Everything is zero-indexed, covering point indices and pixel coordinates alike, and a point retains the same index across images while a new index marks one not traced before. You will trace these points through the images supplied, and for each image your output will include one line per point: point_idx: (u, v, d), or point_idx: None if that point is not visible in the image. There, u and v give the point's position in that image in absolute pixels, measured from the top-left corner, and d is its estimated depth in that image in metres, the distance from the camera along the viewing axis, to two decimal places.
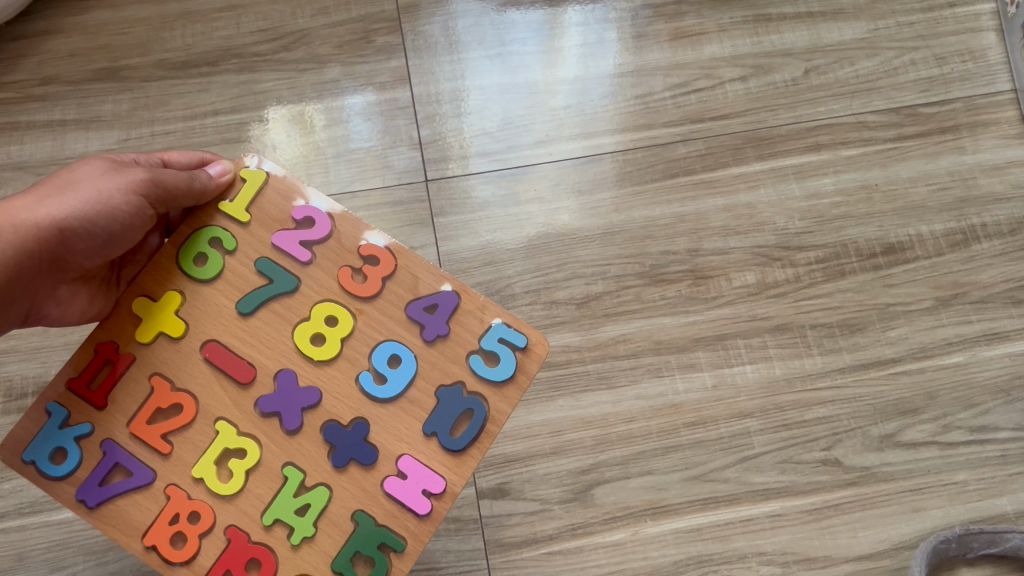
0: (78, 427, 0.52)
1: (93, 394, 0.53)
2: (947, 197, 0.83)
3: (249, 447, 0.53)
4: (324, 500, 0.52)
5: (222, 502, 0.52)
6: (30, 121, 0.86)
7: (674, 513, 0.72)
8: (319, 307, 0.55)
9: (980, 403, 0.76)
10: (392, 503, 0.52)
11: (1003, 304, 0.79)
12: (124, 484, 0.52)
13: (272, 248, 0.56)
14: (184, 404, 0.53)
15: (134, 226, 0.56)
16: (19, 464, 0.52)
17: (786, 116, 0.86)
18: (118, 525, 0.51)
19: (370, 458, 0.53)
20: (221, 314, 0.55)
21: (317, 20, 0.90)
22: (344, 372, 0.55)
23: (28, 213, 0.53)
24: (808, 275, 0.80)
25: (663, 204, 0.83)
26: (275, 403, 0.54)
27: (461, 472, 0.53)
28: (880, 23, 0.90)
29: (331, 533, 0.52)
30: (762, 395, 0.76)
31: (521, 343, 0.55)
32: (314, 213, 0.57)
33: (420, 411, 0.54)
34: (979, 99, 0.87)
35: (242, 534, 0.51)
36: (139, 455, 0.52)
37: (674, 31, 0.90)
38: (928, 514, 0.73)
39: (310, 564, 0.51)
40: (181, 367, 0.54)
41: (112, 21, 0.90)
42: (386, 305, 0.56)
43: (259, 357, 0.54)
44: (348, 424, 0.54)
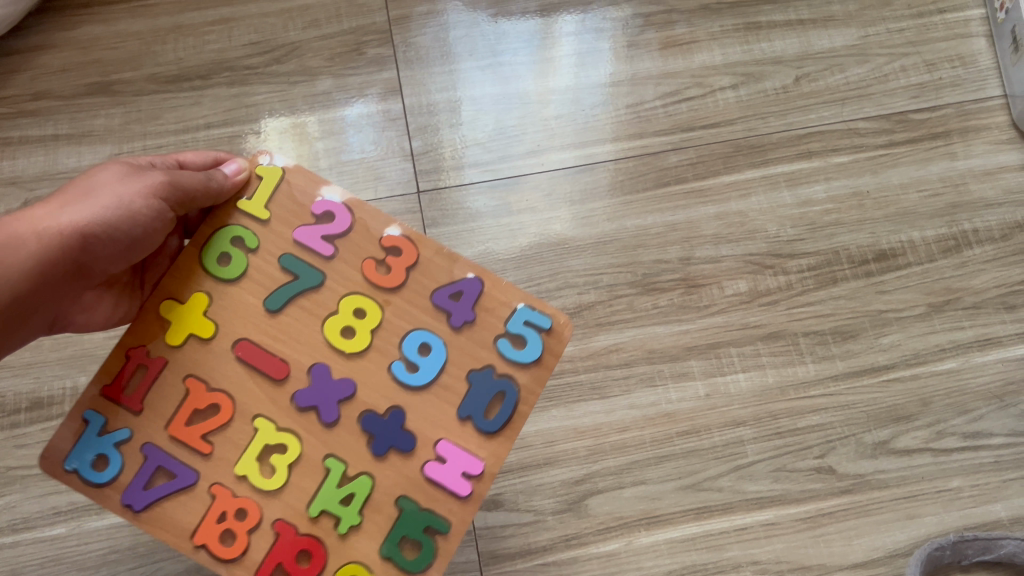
0: (117, 433, 0.53)
1: (129, 399, 0.53)
2: (939, 203, 0.83)
3: (289, 442, 0.53)
4: (368, 488, 0.53)
5: (267, 497, 0.53)
6: (23, 136, 0.86)
7: (668, 523, 0.72)
8: (347, 300, 0.56)
9: (974, 409, 0.76)
10: (434, 487, 0.53)
11: (996, 310, 0.79)
12: (168, 487, 0.52)
13: (295, 243, 0.56)
14: (220, 404, 0.54)
15: (155, 230, 0.56)
16: (62, 473, 0.52)
17: (777, 124, 0.86)
18: (167, 527, 0.52)
19: (409, 445, 0.54)
20: (250, 313, 0.55)
21: (308, 32, 0.90)
22: (377, 362, 0.55)
23: (51, 222, 0.52)
24: (800, 283, 0.80)
25: (654, 213, 0.83)
26: (311, 397, 0.54)
27: (499, 453, 0.54)
28: (870, 30, 0.90)
29: (377, 520, 0.53)
30: (754, 403, 0.76)
31: (547, 324, 0.56)
32: (332, 206, 0.57)
33: (453, 398, 0.55)
34: (970, 105, 0.87)
35: (290, 527, 0.52)
36: (180, 457, 0.53)
37: (665, 40, 0.90)
38: (922, 522, 0.73)
39: (359, 552, 0.52)
40: (214, 367, 0.54)
41: (104, 35, 0.90)
42: (413, 294, 0.56)
43: (293, 353, 0.55)
44: (384, 413, 0.54)
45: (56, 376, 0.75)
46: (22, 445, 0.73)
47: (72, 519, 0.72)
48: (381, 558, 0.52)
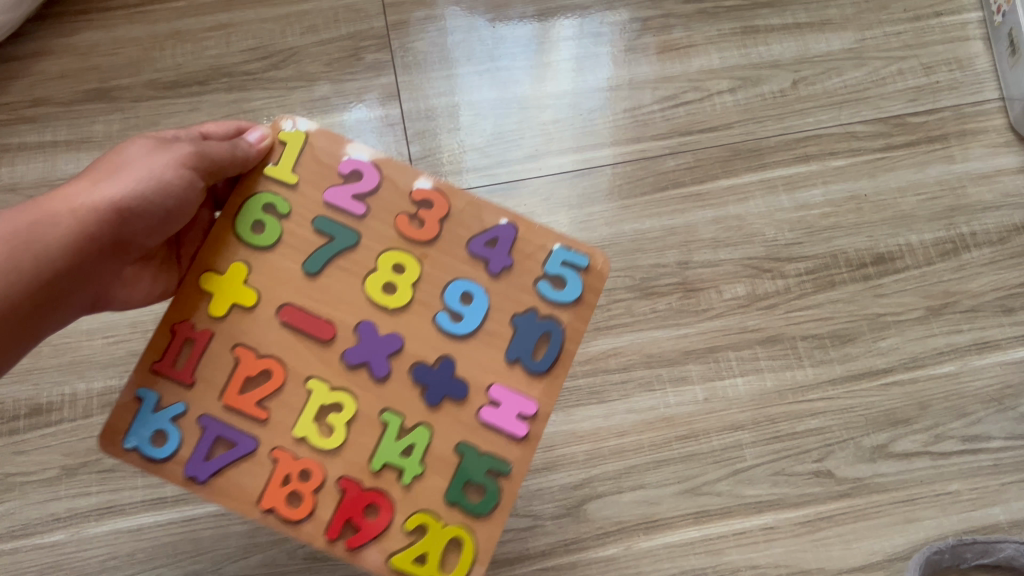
0: (172, 408, 0.54)
1: (180, 373, 0.54)
2: (937, 206, 0.83)
3: (344, 401, 0.55)
4: (426, 438, 0.54)
5: (328, 456, 0.54)
6: (22, 143, 0.86)
7: (667, 527, 0.72)
8: (386, 257, 0.56)
9: (972, 412, 0.76)
10: (492, 431, 0.55)
11: (994, 313, 0.79)
12: (230, 456, 0.53)
13: (327, 205, 0.57)
14: (272, 369, 0.55)
15: (189, 200, 0.56)
16: (124, 451, 0.53)
17: (774, 128, 0.86)
18: (233, 494, 0.53)
19: (462, 392, 0.55)
20: (291, 278, 0.56)
21: (306, 38, 0.90)
22: (421, 316, 0.56)
23: (86, 200, 0.52)
24: (798, 286, 0.80)
25: (652, 217, 0.83)
26: (360, 354, 0.55)
27: (549, 392, 0.56)
28: (867, 33, 0.90)
29: (439, 468, 0.54)
30: (753, 407, 0.76)
31: (584, 263, 0.57)
32: (359, 164, 0.58)
33: (499, 344, 0.56)
34: (967, 108, 0.87)
35: (354, 482, 0.54)
36: (238, 425, 0.54)
37: (662, 44, 0.90)
38: (921, 525, 0.73)
39: (425, 500, 0.54)
40: (263, 335, 0.55)
41: (102, 42, 0.90)
42: (448, 247, 0.57)
43: (338, 314, 0.56)
44: (433, 364, 0.55)
45: (54, 382, 0.75)
46: (20, 451, 0.73)
47: (71, 525, 0.72)
48: (447, 503, 0.54)
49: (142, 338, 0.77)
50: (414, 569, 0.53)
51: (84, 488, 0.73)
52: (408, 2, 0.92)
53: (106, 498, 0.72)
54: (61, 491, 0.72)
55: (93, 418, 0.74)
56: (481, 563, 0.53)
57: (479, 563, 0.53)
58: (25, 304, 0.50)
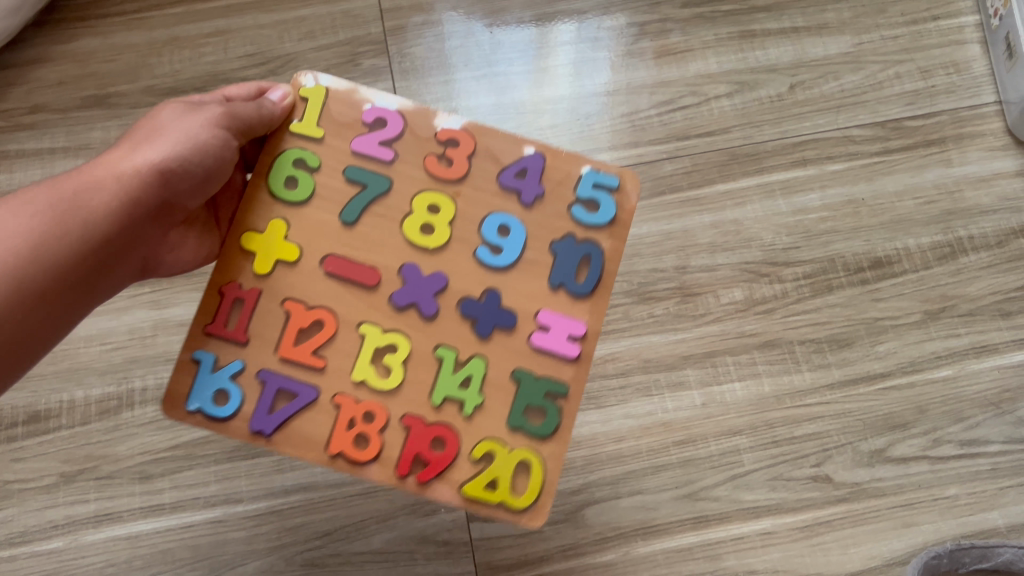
0: (229, 367, 0.54)
1: (233, 332, 0.54)
2: (934, 210, 0.83)
3: (398, 341, 0.55)
4: (482, 369, 0.55)
5: (388, 396, 0.54)
6: (20, 149, 0.87)
7: (665, 532, 0.72)
8: (420, 198, 0.57)
9: (970, 416, 0.76)
10: (545, 355, 0.55)
11: (992, 317, 0.79)
12: (293, 406, 0.53)
13: (356, 154, 0.57)
14: (323, 318, 0.55)
15: (225, 160, 0.56)
16: (186, 415, 0.53)
17: (772, 132, 0.86)
18: (301, 444, 0.53)
19: (511, 321, 0.55)
20: (330, 229, 0.56)
21: (304, 44, 0.91)
22: (463, 252, 0.56)
23: (126, 163, 0.52)
24: (795, 291, 0.80)
25: (650, 221, 0.82)
26: (407, 295, 0.55)
27: (597, 312, 0.56)
28: (864, 37, 0.90)
29: (498, 396, 0.55)
30: (750, 412, 0.76)
31: (614, 183, 0.58)
32: (383, 112, 0.58)
33: (542, 273, 0.56)
34: (964, 111, 0.87)
35: (418, 419, 0.54)
36: (296, 377, 0.54)
37: (659, 49, 0.90)
38: (919, 530, 0.73)
39: (488, 428, 0.54)
40: (309, 286, 0.55)
41: (100, 48, 0.90)
42: (479, 183, 0.58)
43: (381, 259, 0.56)
44: (479, 298, 0.56)
45: (52, 388, 0.75)
46: (19, 459, 0.74)
47: (70, 532, 0.72)
48: (510, 429, 0.54)
49: (140, 344, 0.77)
50: (490, 496, 0.53)
51: (83, 495, 0.73)
52: (405, 8, 0.92)
53: (105, 504, 0.73)
54: (60, 498, 0.73)
55: (91, 425, 0.74)
56: (552, 482, 0.54)
57: (551, 482, 0.54)
58: (76, 270, 0.50)
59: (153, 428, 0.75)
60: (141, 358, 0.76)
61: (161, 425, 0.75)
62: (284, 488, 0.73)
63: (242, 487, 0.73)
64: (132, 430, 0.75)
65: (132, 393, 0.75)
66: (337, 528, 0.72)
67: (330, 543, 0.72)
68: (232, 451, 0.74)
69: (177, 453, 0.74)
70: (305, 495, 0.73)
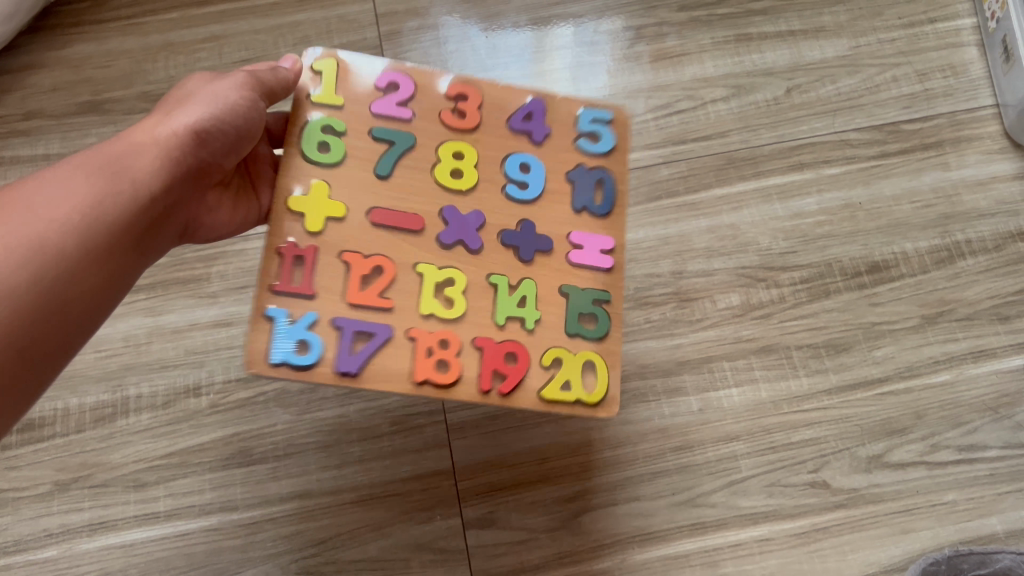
0: (305, 318, 0.55)
1: (302, 288, 0.55)
2: (932, 214, 0.83)
3: (453, 273, 0.57)
4: (533, 287, 0.58)
5: (456, 323, 0.57)
6: (14, 156, 0.86)
7: (662, 539, 0.72)
8: (445, 146, 0.60)
9: (969, 421, 0.75)
10: (584, 270, 0.59)
11: (989, 321, 0.79)
12: (371, 345, 0.55)
13: (378, 116, 0.60)
14: (382, 263, 0.57)
15: (255, 120, 0.60)
16: (273, 369, 0.54)
17: (769, 136, 0.86)
18: (386, 379, 0.55)
19: (550, 244, 0.59)
20: (369, 186, 0.58)
21: (299, 49, 0.91)
22: (493, 190, 0.60)
23: (164, 125, 0.55)
24: (793, 295, 0.80)
25: (646, 226, 0.82)
26: (454, 232, 0.58)
27: (620, 226, 0.61)
28: (861, 40, 0.90)
29: (551, 310, 0.58)
30: (747, 417, 0.75)
31: (608, 115, 0.63)
32: (393, 76, 0.61)
33: (565, 201, 0.61)
34: (961, 114, 0.87)
35: (488, 340, 0.56)
36: (368, 319, 0.56)
37: (656, 52, 0.90)
38: (917, 536, 0.72)
39: (550, 339, 0.57)
40: (362, 237, 0.57)
41: (95, 54, 0.90)
42: (493, 128, 0.62)
43: (423, 204, 0.59)
44: (516, 228, 0.59)
45: (46, 396, 0.75)
46: (13, 467, 0.73)
47: (64, 541, 0.71)
48: (568, 335, 0.58)
49: (135, 352, 0.77)
50: (567, 396, 0.56)
51: (77, 503, 0.72)
52: (401, 12, 0.92)
53: (99, 513, 0.72)
54: (54, 507, 0.72)
55: (85, 433, 0.74)
56: (618, 373, 0.58)
57: (615, 374, 0.58)
58: (133, 227, 0.53)
59: (148, 435, 0.74)
60: (136, 365, 0.76)
61: (156, 432, 0.75)
62: (279, 496, 0.73)
63: (238, 494, 0.73)
64: (126, 438, 0.74)
65: (127, 400, 0.75)
66: (333, 536, 0.72)
67: (325, 551, 0.71)
68: (228, 458, 0.74)
69: (173, 461, 0.74)
70: (301, 503, 0.73)
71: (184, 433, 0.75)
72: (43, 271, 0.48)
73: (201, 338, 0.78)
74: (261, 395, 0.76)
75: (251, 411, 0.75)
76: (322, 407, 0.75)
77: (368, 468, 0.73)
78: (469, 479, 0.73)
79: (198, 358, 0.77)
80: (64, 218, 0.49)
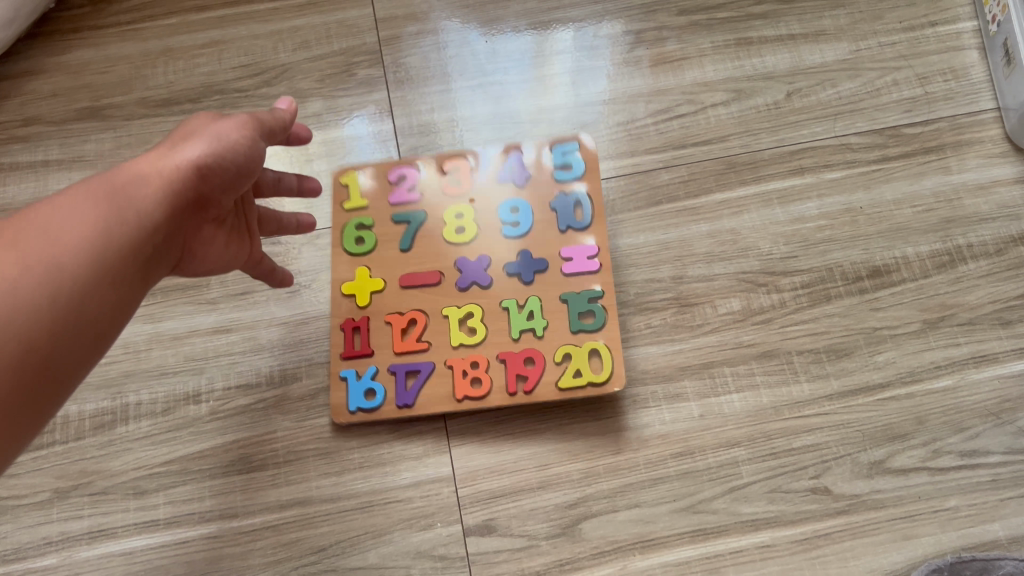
0: (368, 372, 0.75)
1: (361, 350, 0.76)
2: (933, 219, 0.82)
3: (472, 308, 0.77)
4: (538, 302, 0.76)
5: (482, 345, 0.75)
6: (14, 162, 0.87)
7: (663, 546, 0.71)
8: (449, 213, 0.81)
9: (971, 427, 0.74)
10: (576, 276, 0.77)
11: (993, 326, 0.78)
12: (420, 380, 0.75)
13: (396, 206, 0.82)
14: (419, 313, 0.77)
15: (256, 159, 0.63)
16: (350, 416, 0.74)
17: (769, 140, 0.86)
18: (433, 403, 0.74)
19: (544, 265, 0.77)
20: (398, 259, 0.80)
21: (299, 54, 0.92)
22: (492, 236, 0.80)
23: (168, 159, 0.58)
24: (794, 300, 0.79)
25: (646, 231, 0.83)
26: (466, 278, 0.78)
27: (600, 233, 0.78)
28: (861, 43, 0.90)
29: (557, 315, 0.76)
30: (749, 423, 0.75)
31: (574, 149, 0.82)
32: (403, 170, 0.83)
33: (555, 226, 0.79)
34: (963, 118, 0.87)
35: (509, 353, 0.75)
36: (413, 360, 0.76)
37: (656, 57, 0.91)
38: (920, 543, 0.70)
39: (559, 339, 0.75)
40: (398, 300, 0.78)
41: (94, 60, 0.92)
42: (484, 188, 0.82)
43: (441, 265, 0.79)
44: (516, 259, 0.78)
45: None
46: (13, 474, 0.74)
47: (63, 549, 0.71)
48: (573, 332, 0.75)
49: (135, 359, 0.78)
50: (578, 381, 0.73)
51: (77, 511, 0.72)
52: (400, 17, 0.94)
53: (99, 520, 0.72)
54: (53, 514, 0.72)
55: (85, 440, 0.75)
56: (619, 358, 0.73)
57: None
58: (138, 253, 0.57)
59: (147, 442, 0.75)
60: (135, 371, 0.78)
61: (156, 439, 0.75)
62: (279, 503, 0.72)
63: (238, 501, 0.73)
64: (126, 445, 0.75)
65: (127, 407, 0.76)
66: (333, 543, 0.71)
67: (325, 559, 0.71)
68: (227, 465, 0.74)
69: (172, 468, 0.74)
70: (301, 510, 0.72)
71: (185, 440, 0.75)
72: (57, 294, 0.52)
73: (201, 345, 0.79)
74: (261, 402, 0.76)
75: (251, 418, 0.76)
76: (322, 414, 0.76)
77: (368, 475, 0.73)
78: (469, 486, 0.73)
79: (198, 364, 0.78)
80: (77, 244, 0.54)
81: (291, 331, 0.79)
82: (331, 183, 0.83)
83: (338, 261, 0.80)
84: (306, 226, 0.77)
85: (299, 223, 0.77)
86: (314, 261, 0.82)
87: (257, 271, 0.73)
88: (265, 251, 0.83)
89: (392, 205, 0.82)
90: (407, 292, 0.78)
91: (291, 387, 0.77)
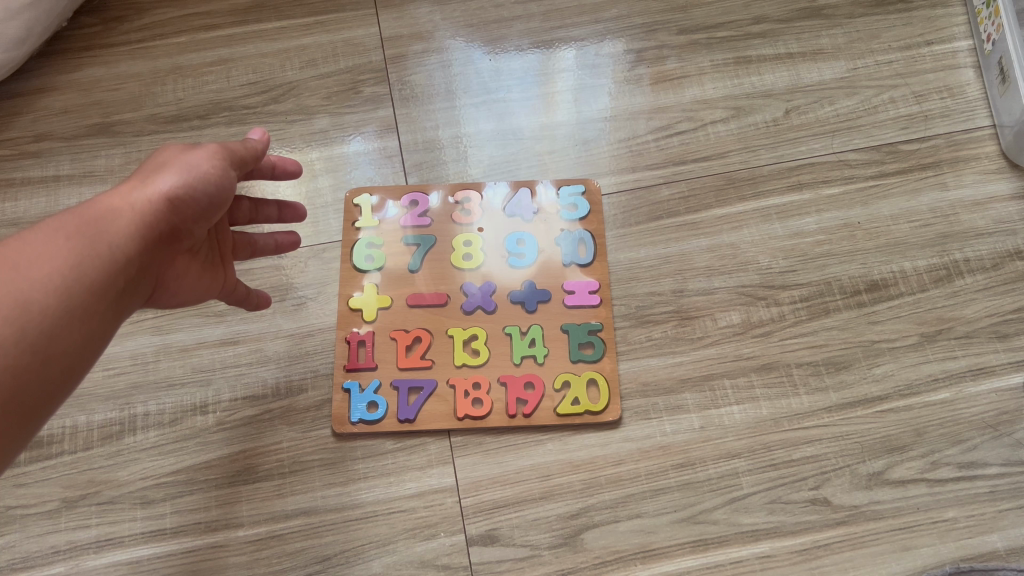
0: (372, 386, 0.77)
1: (366, 363, 0.78)
2: (930, 233, 0.83)
3: (475, 331, 0.79)
4: (539, 330, 0.79)
5: (485, 366, 0.78)
6: (24, 177, 0.88)
7: (663, 556, 0.71)
8: (456, 241, 0.84)
9: (968, 439, 0.75)
10: (577, 309, 0.80)
11: (988, 339, 0.78)
12: (421, 397, 0.77)
13: (405, 228, 0.84)
14: (424, 331, 0.79)
15: (226, 188, 0.64)
16: (352, 425, 0.76)
17: (769, 157, 0.88)
18: (434, 419, 0.76)
19: (546, 295, 0.81)
20: (405, 279, 0.82)
21: (306, 72, 0.94)
22: (498, 264, 0.83)
23: (139, 192, 0.60)
24: (793, 313, 0.80)
25: (647, 245, 0.84)
26: (472, 303, 0.80)
27: (601, 271, 0.82)
28: (858, 62, 0.93)
29: (558, 343, 0.79)
30: (749, 435, 0.75)
31: (581, 189, 0.86)
32: (416, 195, 0.86)
33: (559, 260, 0.83)
34: (958, 135, 0.88)
35: (509, 377, 0.77)
36: (416, 377, 0.78)
37: (657, 75, 0.93)
38: (919, 553, 0.71)
39: (560, 367, 0.78)
40: (404, 318, 0.80)
41: (104, 77, 0.94)
42: (490, 217, 0.85)
43: (447, 288, 0.82)
44: (521, 288, 0.81)
45: (56, 415, 0.77)
46: (21, 484, 0.75)
47: (70, 558, 0.72)
48: (572, 362, 0.78)
49: (143, 370, 0.79)
50: (576, 409, 0.76)
51: (84, 520, 0.73)
52: (405, 36, 0.96)
53: (106, 529, 0.73)
54: (62, 523, 0.73)
55: (94, 450, 0.76)
56: (615, 389, 0.77)
57: (615, 383, 0.77)
58: (109, 287, 0.58)
59: (154, 453, 0.76)
60: (142, 384, 0.79)
61: (163, 449, 0.76)
62: (284, 513, 0.73)
63: (243, 511, 0.73)
64: (133, 455, 0.76)
65: (135, 418, 0.77)
66: (338, 552, 0.72)
67: (329, 568, 0.71)
68: (234, 475, 0.75)
69: (179, 478, 0.75)
70: (305, 520, 0.73)
71: (192, 450, 0.76)
72: (26, 330, 0.53)
73: (208, 356, 0.80)
74: (267, 413, 0.77)
75: (257, 429, 0.77)
76: (326, 425, 0.77)
77: (372, 486, 0.74)
78: (470, 496, 0.74)
79: (205, 376, 0.79)
80: (48, 280, 0.55)
81: (297, 344, 0.80)
82: (344, 203, 0.86)
83: (346, 276, 0.82)
84: (286, 245, 0.78)
85: (277, 245, 0.78)
86: (318, 275, 0.83)
87: (233, 299, 0.74)
88: (270, 264, 0.84)
89: (400, 225, 0.85)
90: (413, 311, 0.81)
91: (297, 398, 0.78)
